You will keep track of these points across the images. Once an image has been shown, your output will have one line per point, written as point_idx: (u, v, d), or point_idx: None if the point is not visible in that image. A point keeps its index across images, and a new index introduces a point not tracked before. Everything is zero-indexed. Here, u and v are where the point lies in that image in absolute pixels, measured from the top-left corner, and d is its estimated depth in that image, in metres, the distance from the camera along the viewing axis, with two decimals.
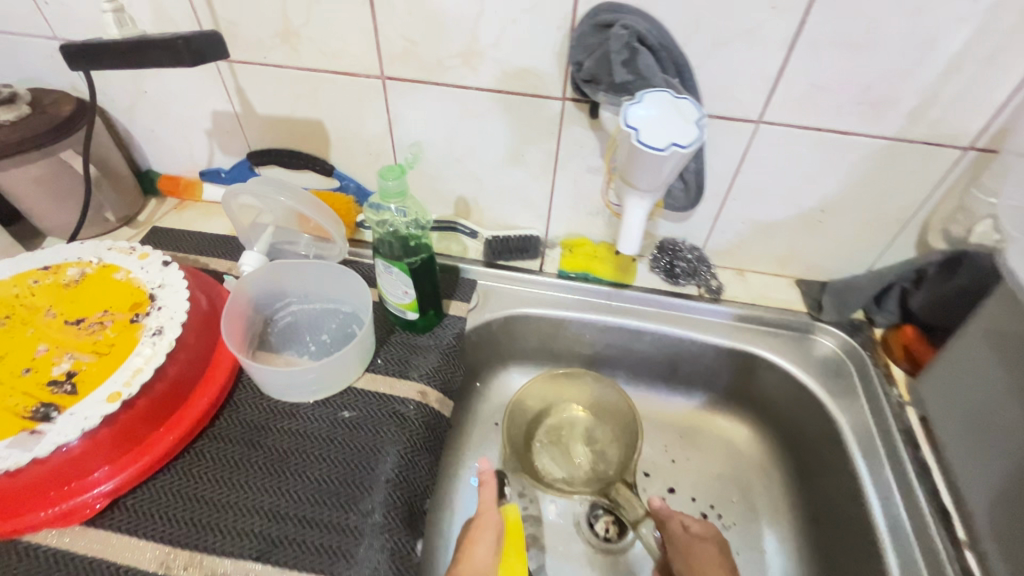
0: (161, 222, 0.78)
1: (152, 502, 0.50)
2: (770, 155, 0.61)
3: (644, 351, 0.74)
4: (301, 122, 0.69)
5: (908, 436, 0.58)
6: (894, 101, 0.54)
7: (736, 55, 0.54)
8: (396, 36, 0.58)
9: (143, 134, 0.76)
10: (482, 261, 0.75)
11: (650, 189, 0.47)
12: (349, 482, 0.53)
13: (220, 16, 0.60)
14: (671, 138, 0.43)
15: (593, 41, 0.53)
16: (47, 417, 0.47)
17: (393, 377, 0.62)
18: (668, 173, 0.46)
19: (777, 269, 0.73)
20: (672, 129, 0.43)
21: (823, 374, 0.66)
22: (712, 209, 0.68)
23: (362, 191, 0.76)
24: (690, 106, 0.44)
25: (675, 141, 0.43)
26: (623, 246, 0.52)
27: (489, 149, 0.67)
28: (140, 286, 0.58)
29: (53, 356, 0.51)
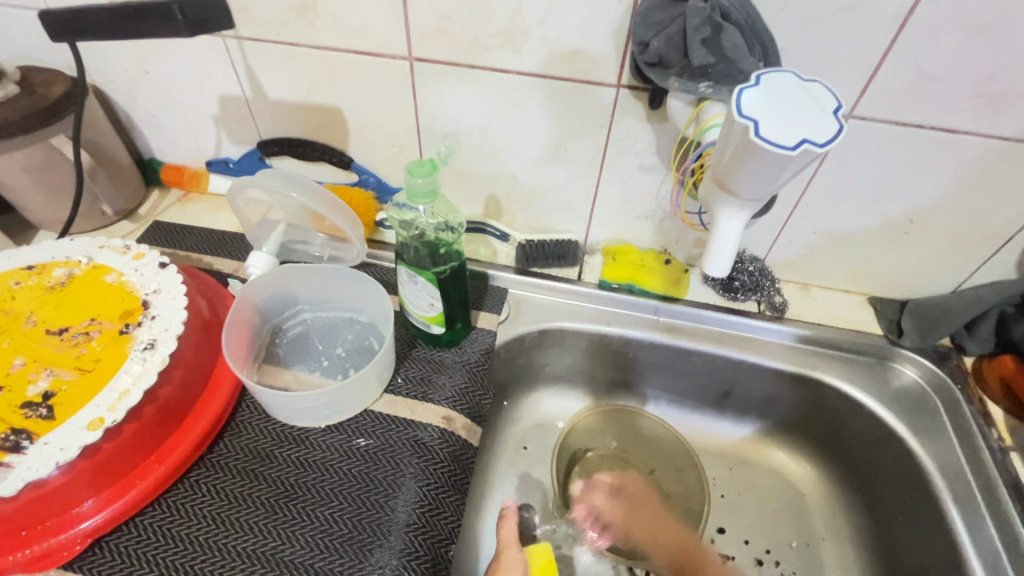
0: (163, 216, 0.72)
1: (139, 543, 0.44)
2: (857, 156, 0.52)
3: (693, 373, 0.66)
4: (316, 109, 0.62)
5: (1015, 488, 0.50)
6: (1020, 95, 0.46)
7: (832, 37, 0.45)
8: (427, 9, 0.50)
9: (144, 119, 0.69)
10: (513, 267, 0.67)
11: (753, 198, 0.39)
12: (364, 524, 0.46)
13: None
14: (803, 133, 0.34)
15: (663, 17, 0.44)
16: (18, 447, 0.40)
17: (415, 399, 0.54)
18: (782, 180, 0.37)
19: (848, 284, 0.65)
20: (807, 121, 0.34)
21: (904, 408, 0.58)
22: (780, 216, 0.59)
23: (383, 187, 0.68)
24: (823, 91, 0.36)
25: (807, 137, 0.34)
26: (711, 265, 0.43)
27: (527, 143, 0.59)
28: (133, 291, 0.51)
29: (29, 372, 0.45)
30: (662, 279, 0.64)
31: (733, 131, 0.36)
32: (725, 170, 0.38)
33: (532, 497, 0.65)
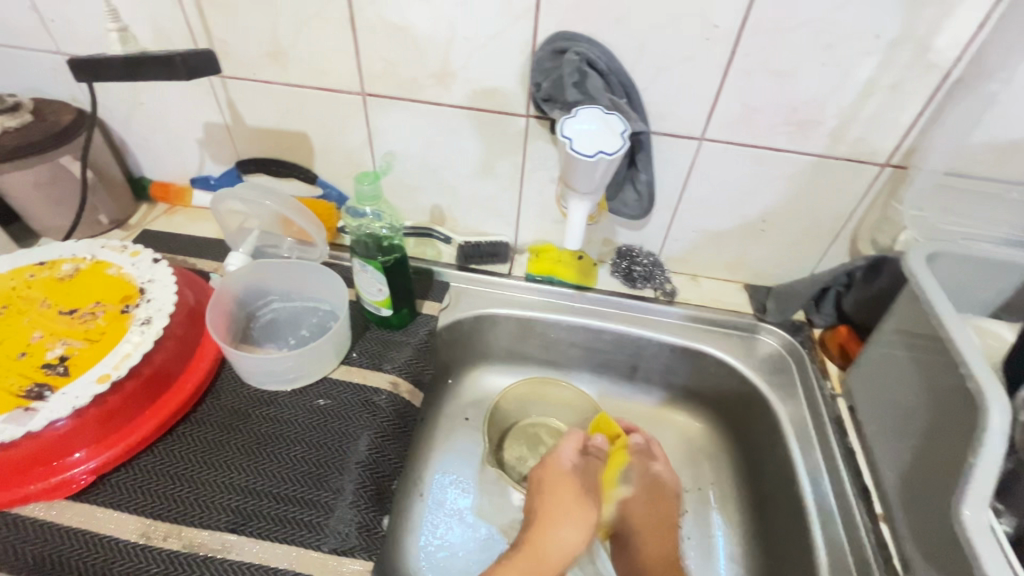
0: (152, 225, 0.83)
1: (136, 479, 0.54)
2: (714, 170, 0.67)
3: (605, 350, 0.79)
4: (287, 134, 0.75)
5: (837, 424, 0.64)
6: (817, 122, 0.61)
7: (679, 80, 0.60)
8: (376, 56, 0.64)
9: (137, 143, 0.81)
10: (455, 265, 0.80)
11: (589, 191, 0.55)
12: (322, 463, 0.57)
13: (214, 36, 0.66)
14: (599, 147, 0.51)
15: (551, 65, 0.59)
16: (41, 396, 0.51)
17: (367, 368, 0.66)
18: (601, 177, 0.53)
19: (727, 274, 0.79)
20: (601, 140, 0.51)
21: (766, 370, 0.72)
22: (665, 218, 0.74)
23: (344, 199, 0.81)
24: (618, 120, 0.52)
25: (603, 149, 0.51)
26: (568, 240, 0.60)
27: (461, 161, 0.73)
28: (131, 281, 0.62)
29: (47, 342, 0.55)
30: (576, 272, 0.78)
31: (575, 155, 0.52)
32: (567, 173, 0.55)
33: (471, 456, 0.76)
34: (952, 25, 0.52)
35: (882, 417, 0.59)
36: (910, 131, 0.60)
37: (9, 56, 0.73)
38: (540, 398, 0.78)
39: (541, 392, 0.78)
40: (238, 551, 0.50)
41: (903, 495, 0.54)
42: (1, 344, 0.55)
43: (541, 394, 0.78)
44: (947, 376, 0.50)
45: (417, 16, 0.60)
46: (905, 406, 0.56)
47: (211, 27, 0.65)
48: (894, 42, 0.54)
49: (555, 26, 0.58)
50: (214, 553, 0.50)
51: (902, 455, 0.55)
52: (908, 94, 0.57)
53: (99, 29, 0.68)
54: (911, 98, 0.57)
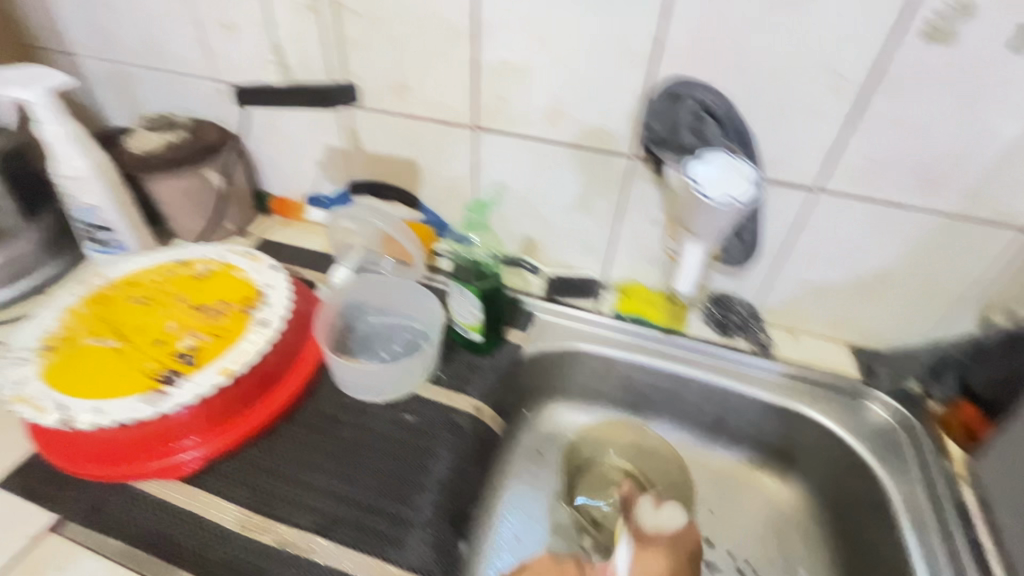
0: (269, 235, 0.90)
1: (238, 470, 0.58)
2: (826, 222, 0.64)
3: (692, 400, 0.75)
4: (398, 161, 0.80)
5: (961, 514, 0.58)
6: (950, 180, 0.57)
7: (797, 129, 0.59)
8: (491, 94, 0.68)
9: (265, 161, 0.90)
10: (542, 296, 0.81)
11: (708, 236, 0.55)
12: (406, 478, 0.59)
13: (349, 71, 0.73)
14: (728, 194, 0.51)
15: (664, 109, 0.60)
16: (172, 381, 0.56)
17: (452, 390, 0.68)
18: (726, 223, 0.53)
19: (830, 332, 0.75)
20: (729, 186, 0.51)
21: (874, 441, 0.66)
22: (766, 267, 0.71)
23: (442, 225, 0.83)
24: (749, 167, 0.52)
25: (731, 196, 0.51)
26: (679, 282, 0.60)
27: (560, 197, 0.74)
28: (253, 284, 0.68)
29: (180, 333, 0.61)
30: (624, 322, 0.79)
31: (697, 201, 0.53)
32: (686, 217, 0.57)
33: (543, 492, 0.74)
34: None
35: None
36: None
37: (176, 81, 0.84)
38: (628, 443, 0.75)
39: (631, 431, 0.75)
40: (325, 555, 0.52)
41: None
42: (143, 331, 0.61)
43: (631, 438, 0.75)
44: None
45: (536, 58, 0.64)
46: None
47: (348, 62, 0.72)
48: None
49: (671, 72, 0.59)
50: (302, 553, 0.52)
51: None
52: None
53: (252, 61, 0.77)
54: None
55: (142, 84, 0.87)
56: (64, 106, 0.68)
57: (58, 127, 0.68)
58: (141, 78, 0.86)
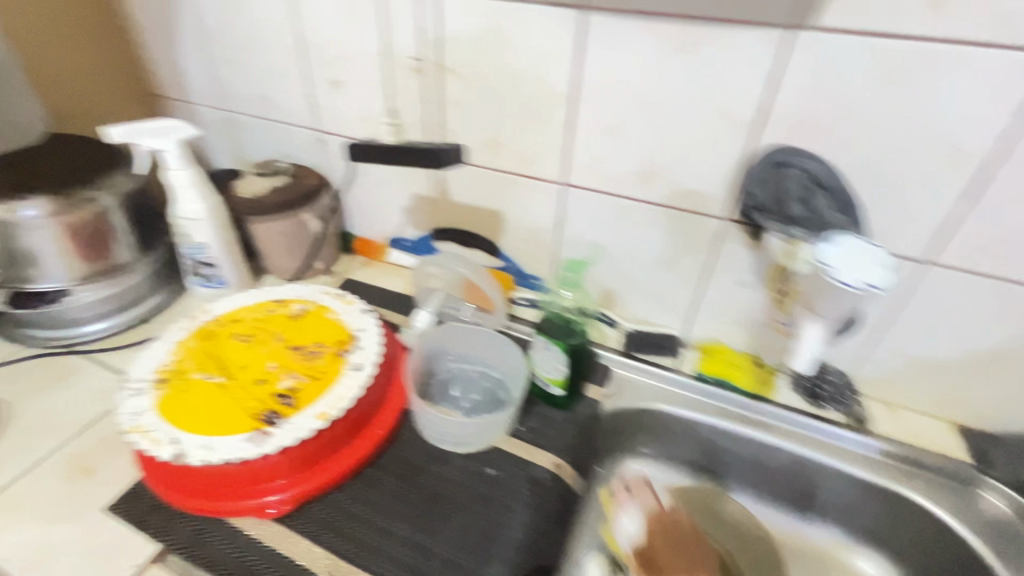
0: (352, 274, 0.94)
1: (327, 513, 0.59)
2: (936, 295, 0.61)
3: (779, 471, 0.72)
4: (483, 211, 0.83)
5: None
6: None
7: (908, 201, 0.57)
8: (584, 153, 0.70)
9: (353, 204, 0.94)
10: (619, 350, 0.79)
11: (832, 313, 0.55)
12: (488, 535, 0.59)
13: (446, 127, 0.76)
14: (865, 280, 0.51)
15: (768, 176, 0.59)
16: (273, 422, 0.58)
17: (531, 445, 0.67)
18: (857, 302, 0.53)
19: (932, 409, 0.70)
20: (865, 271, 0.51)
21: (988, 535, 0.61)
22: (864, 336, 0.68)
23: (520, 273, 0.86)
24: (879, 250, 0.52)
25: (869, 282, 0.51)
26: (796, 361, 0.67)
27: (645, 254, 0.74)
28: (345, 327, 0.70)
29: (280, 373, 0.64)
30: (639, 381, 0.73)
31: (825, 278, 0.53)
32: (808, 296, 0.63)
33: None
34: None
35: None
36: None
37: (281, 129, 0.91)
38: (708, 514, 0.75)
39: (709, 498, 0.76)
40: None
41: None
42: (247, 369, 0.65)
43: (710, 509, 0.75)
44: None
45: (633, 122, 0.65)
46: None
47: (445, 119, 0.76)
48: None
49: (773, 140, 0.59)
50: None
51: None
52: None
53: (354, 114, 0.82)
54: None
55: (249, 130, 0.94)
56: (189, 155, 0.75)
57: (182, 173, 0.75)
58: (249, 125, 0.93)
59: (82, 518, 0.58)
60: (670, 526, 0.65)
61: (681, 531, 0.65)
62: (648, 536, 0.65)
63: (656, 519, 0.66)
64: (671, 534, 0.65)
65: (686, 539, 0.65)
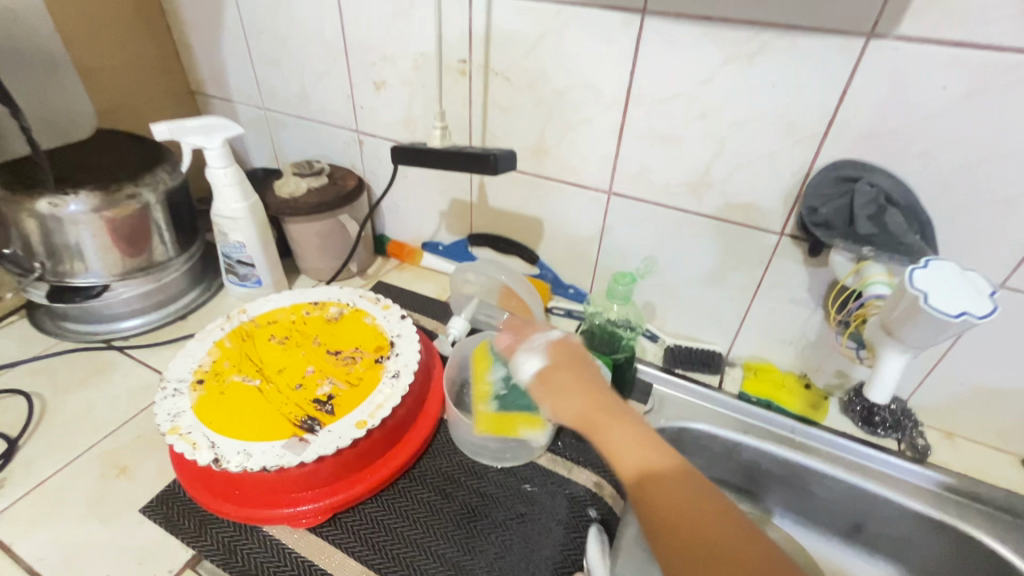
0: (386, 278, 0.93)
1: (362, 525, 0.58)
2: (1010, 321, 0.58)
3: (828, 499, 0.68)
4: (523, 218, 0.81)
5: None
6: None
7: (987, 222, 0.53)
8: (633, 161, 0.68)
9: (389, 207, 0.93)
10: (659, 365, 0.77)
11: (914, 344, 0.51)
12: (527, 556, 0.56)
13: (489, 131, 0.75)
14: (964, 307, 0.46)
15: (831, 190, 0.57)
16: (312, 430, 0.57)
17: (572, 462, 0.65)
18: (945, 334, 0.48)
19: (995, 441, 0.66)
20: (965, 299, 0.46)
21: None
22: (925, 362, 0.64)
23: (558, 282, 0.84)
24: (980, 279, 0.48)
25: (968, 310, 0.46)
26: (872, 392, 0.57)
27: (692, 267, 0.72)
28: (383, 332, 0.69)
29: (317, 378, 0.63)
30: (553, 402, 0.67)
31: (906, 297, 0.49)
32: (894, 322, 0.51)
33: None
34: None
35: None
36: None
37: (321, 130, 0.90)
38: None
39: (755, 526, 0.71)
40: None
41: None
42: (283, 372, 0.63)
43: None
44: None
45: (686, 130, 0.63)
46: None
47: (490, 124, 0.74)
48: None
49: (839, 153, 0.56)
50: None
51: None
52: None
53: (396, 116, 0.81)
54: None
55: (288, 130, 0.93)
56: (232, 154, 0.74)
57: (225, 171, 0.74)
58: (289, 125, 0.93)
59: (118, 518, 0.58)
60: (576, 358, 0.57)
61: (575, 348, 0.58)
62: (548, 361, 0.57)
63: (556, 348, 0.58)
64: (575, 369, 0.57)
65: (579, 360, 0.57)
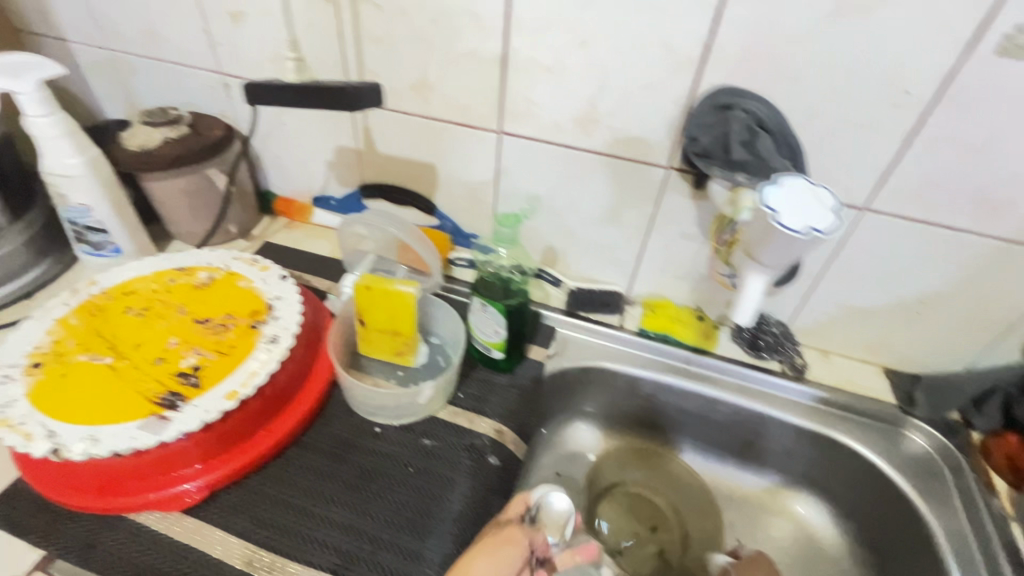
0: (273, 238, 0.86)
1: (244, 500, 0.54)
2: (874, 242, 0.61)
3: (719, 422, 0.72)
4: (414, 164, 0.76)
5: (1010, 553, 0.55)
6: (1011, 204, 0.54)
7: (851, 145, 0.55)
8: (520, 97, 0.64)
9: (270, 159, 0.84)
10: (563, 309, 0.77)
11: (770, 265, 0.52)
12: (426, 511, 0.55)
13: (367, 68, 0.68)
14: (808, 223, 0.47)
15: (711, 119, 0.56)
16: (174, 406, 0.51)
17: (472, 412, 0.64)
18: (795, 252, 0.50)
19: (865, 355, 0.72)
20: (809, 214, 0.47)
21: (911, 471, 0.63)
22: (803, 286, 0.67)
23: (458, 231, 0.80)
24: (827, 193, 0.49)
25: (812, 224, 0.47)
26: (737, 315, 0.56)
27: (587, 207, 0.70)
28: (260, 295, 0.63)
29: (181, 350, 0.56)
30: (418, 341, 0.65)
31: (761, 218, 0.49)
32: (751, 242, 0.52)
33: None
34: None
35: None
36: None
37: (177, 72, 0.78)
38: (653, 472, 0.76)
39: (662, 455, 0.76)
40: None
41: None
42: (140, 347, 0.56)
43: (655, 468, 0.76)
44: None
45: (570, 60, 0.59)
46: None
47: (366, 59, 0.67)
48: None
49: (718, 80, 0.55)
50: None
51: None
52: None
53: (261, 53, 0.72)
54: None
55: (139, 74, 0.81)
56: (54, 99, 0.62)
57: (45, 121, 0.62)
58: (138, 67, 0.80)
59: None
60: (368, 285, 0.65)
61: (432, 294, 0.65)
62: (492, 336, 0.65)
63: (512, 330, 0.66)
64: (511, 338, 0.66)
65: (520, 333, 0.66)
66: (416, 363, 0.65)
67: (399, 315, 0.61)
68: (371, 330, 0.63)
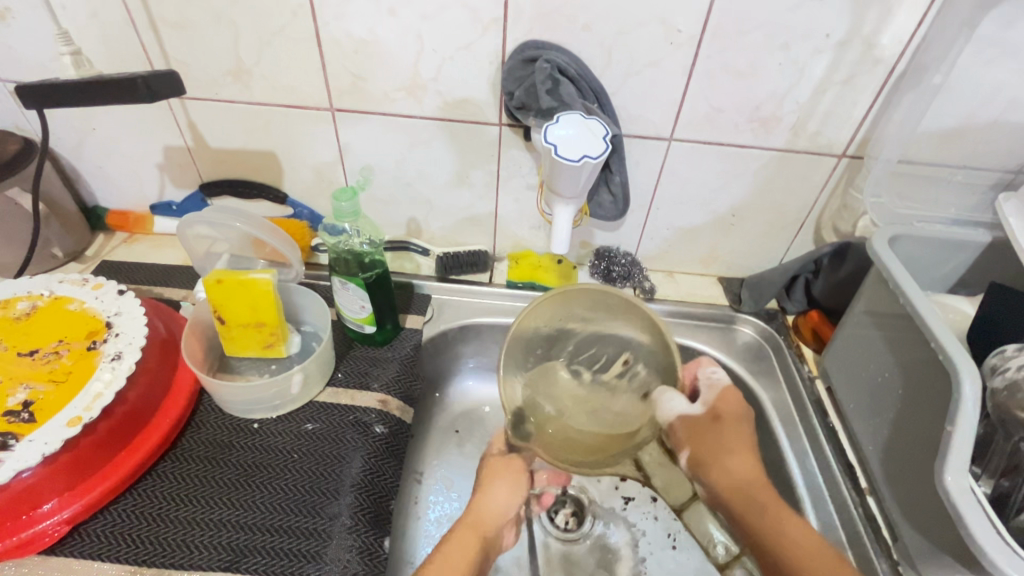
0: (112, 255, 0.79)
1: (114, 525, 0.51)
2: (684, 167, 0.69)
3: None
4: (252, 154, 0.73)
5: (818, 405, 0.67)
6: (778, 118, 0.64)
7: (647, 84, 0.62)
8: (343, 72, 0.64)
9: (88, 170, 0.77)
10: (435, 277, 0.80)
11: (572, 196, 0.58)
12: (316, 489, 0.56)
13: (171, 57, 0.64)
14: (583, 151, 0.53)
15: (522, 73, 0.60)
16: (6, 446, 0.48)
17: (354, 389, 0.65)
18: (584, 182, 0.57)
19: (701, 268, 0.82)
20: (584, 144, 0.54)
21: (745, 357, 0.75)
22: (639, 218, 0.76)
23: (316, 217, 0.79)
24: (598, 124, 0.55)
25: (586, 153, 0.53)
26: (555, 244, 0.62)
27: (436, 173, 0.73)
28: (95, 315, 0.59)
29: (6, 387, 0.52)
30: (288, 331, 0.64)
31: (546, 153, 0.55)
32: (551, 179, 0.58)
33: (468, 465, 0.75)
34: (894, 24, 0.55)
35: (860, 399, 0.62)
36: (862, 125, 0.63)
37: None
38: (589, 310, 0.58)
39: (576, 315, 0.58)
40: None
41: (887, 469, 0.57)
42: None
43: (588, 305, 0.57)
44: (916, 344, 0.53)
45: (382, 30, 0.60)
46: (878, 385, 0.59)
47: (168, 49, 0.63)
48: (843, 40, 0.57)
49: (522, 36, 0.59)
50: None
51: (881, 432, 0.58)
52: (858, 90, 0.60)
53: (44, 53, 0.65)
54: (861, 93, 0.61)
55: None
56: None
57: None
58: None
59: None
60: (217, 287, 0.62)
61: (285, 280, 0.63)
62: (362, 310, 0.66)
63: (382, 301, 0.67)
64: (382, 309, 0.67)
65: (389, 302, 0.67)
66: (289, 352, 0.64)
67: (260, 305, 0.60)
68: (232, 327, 0.61)
